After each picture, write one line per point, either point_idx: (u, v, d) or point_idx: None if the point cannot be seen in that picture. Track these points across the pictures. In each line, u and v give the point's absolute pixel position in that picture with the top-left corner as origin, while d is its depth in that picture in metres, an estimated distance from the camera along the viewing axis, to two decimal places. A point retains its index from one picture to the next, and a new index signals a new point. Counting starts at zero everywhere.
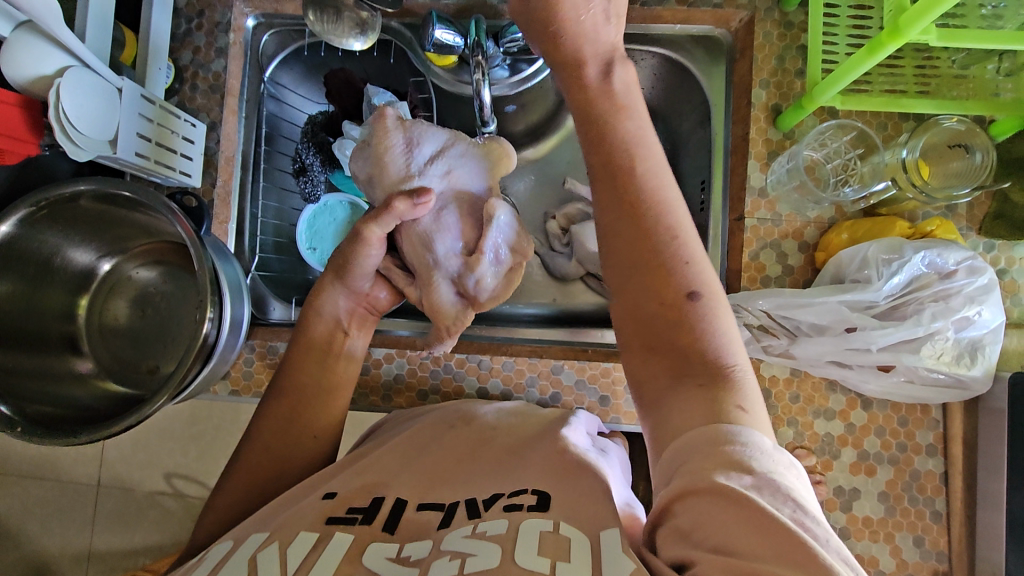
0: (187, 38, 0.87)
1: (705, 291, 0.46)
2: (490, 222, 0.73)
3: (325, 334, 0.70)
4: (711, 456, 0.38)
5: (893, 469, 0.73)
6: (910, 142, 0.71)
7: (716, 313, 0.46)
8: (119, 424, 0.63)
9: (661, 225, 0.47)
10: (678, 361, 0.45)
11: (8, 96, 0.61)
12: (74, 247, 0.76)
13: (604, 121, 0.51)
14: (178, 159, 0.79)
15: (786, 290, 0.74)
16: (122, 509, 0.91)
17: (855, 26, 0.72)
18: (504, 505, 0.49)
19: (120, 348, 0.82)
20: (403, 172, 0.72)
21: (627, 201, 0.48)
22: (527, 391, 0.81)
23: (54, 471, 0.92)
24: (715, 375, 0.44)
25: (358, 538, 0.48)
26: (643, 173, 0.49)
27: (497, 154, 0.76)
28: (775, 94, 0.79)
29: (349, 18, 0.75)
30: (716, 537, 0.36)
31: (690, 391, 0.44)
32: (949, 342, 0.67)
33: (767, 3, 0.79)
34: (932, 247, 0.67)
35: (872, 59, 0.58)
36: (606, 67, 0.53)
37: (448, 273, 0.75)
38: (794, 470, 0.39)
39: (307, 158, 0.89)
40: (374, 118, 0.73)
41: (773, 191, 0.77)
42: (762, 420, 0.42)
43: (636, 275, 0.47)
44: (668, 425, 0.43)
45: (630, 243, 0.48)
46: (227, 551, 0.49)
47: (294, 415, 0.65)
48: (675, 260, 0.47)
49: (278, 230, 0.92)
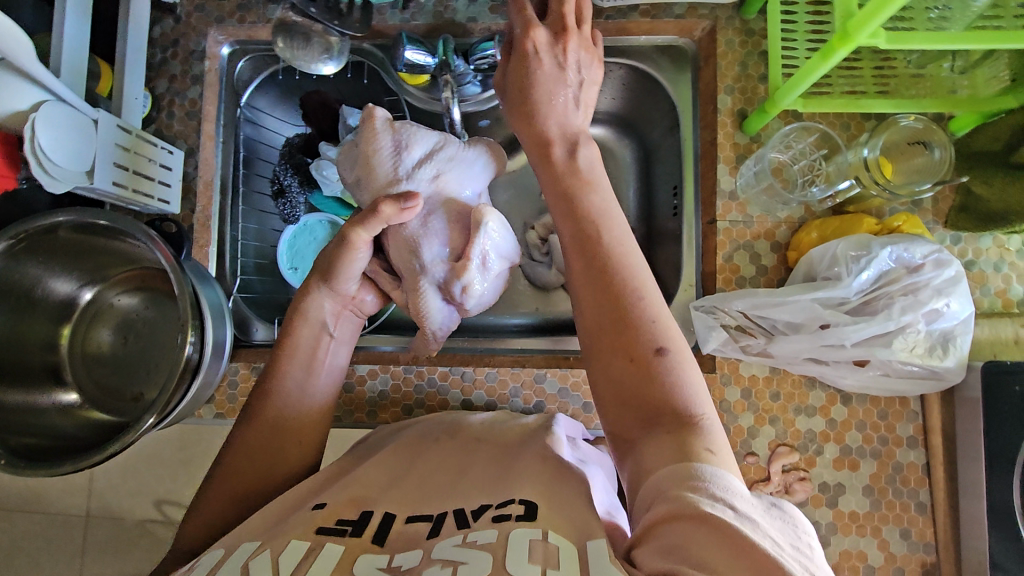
0: (162, 67, 0.88)
1: (675, 346, 0.47)
2: (479, 227, 0.74)
3: (310, 339, 0.70)
4: (688, 489, 0.38)
5: (876, 462, 0.74)
6: (870, 142, 0.73)
7: (684, 368, 0.46)
8: (101, 453, 0.63)
9: (628, 282, 0.49)
10: (650, 412, 0.45)
11: None
12: (55, 277, 0.76)
13: (572, 188, 0.54)
14: (156, 186, 0.80)
15: (760, 290, 0.75)
16: (113, 540, 0.90)
17: (814, 30, 0.75)
18: (493, 514, 0.49)
19: (104, 376, 0.82)
20: (391, 175, 0.74)
21: (594, 260, 0.50)
22: (511, 401, 0.81)
23: (42, 504, 0.92)
24: (685, 423, 0.44)
25: (349, 549, 0.48)
26: (610, 239, 0.51)
27: (491, 155, 0.79)
28: (740, 99, 0.81)
29: (319, 43, 0.77)
30: (702, 558, 0.34)
31: (663, 439, 0.43)
32: (921, 335, 0.68)
33: (728, 12, 0.81)
34: (898, 242, 0.69)
35: (825, 64, 0.60)
36: (573, 146, 0.57)
37: (434, 279, 0.75)
38: (771, 510, 0.39)
39: (285, 180, 0.92)
40: (363, 118, 0.76)
41: (743, 194, 0.79)
42: (734, 466, 0.42)
43: (606, 328, 0.48)
44: (641, 474, 0.42)
45: (599, 299, 0.49)
46: (217, 559, 0.49)
47: (277, 425, 0.65)
48: (643, 314, 0.48)
49: (259, 251, 0.92)
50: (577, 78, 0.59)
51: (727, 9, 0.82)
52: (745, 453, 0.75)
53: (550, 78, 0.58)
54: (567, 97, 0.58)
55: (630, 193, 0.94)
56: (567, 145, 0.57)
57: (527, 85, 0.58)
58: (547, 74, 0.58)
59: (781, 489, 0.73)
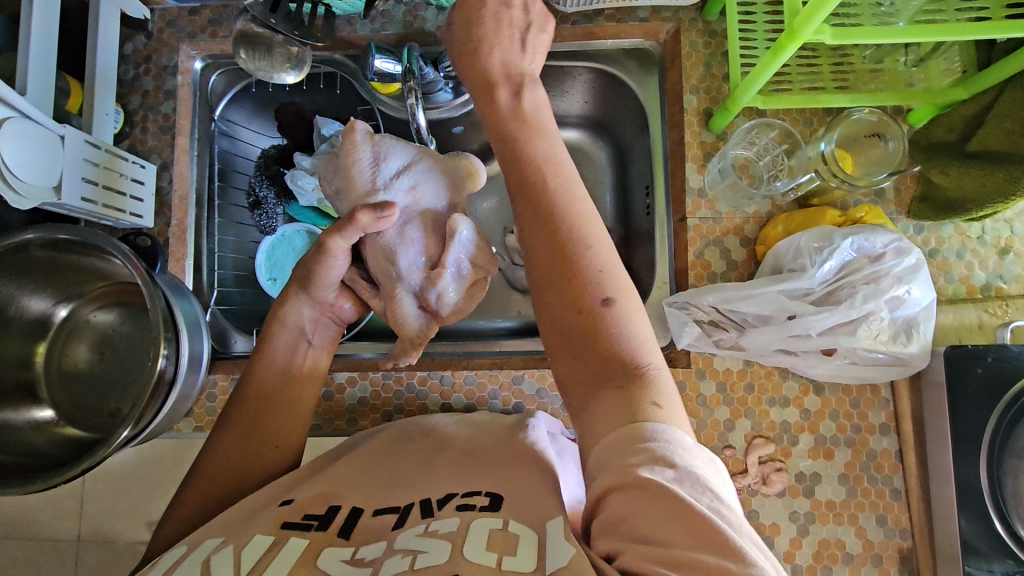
0: (135, 82, 0.89)
1: (621, 297, 0.47)
2: (453, 237, 0.75)
3: (288, 346, 0.72)
4: (631, 451, 0.39)
5: (850, 450, 0.75)
6: (827, 135, 0.75)
7: (630, 316, 0.47)
8: (78, 467, 0.63)
9: (574, 235, 0.49)
10: (599, 367, 0.46)
11: None
12: (28, 295, 0.76)
13: (519, 143, 0.54)
14: (128, 200, 0.80)
15: (728, 284, 0.76)
16: (103, 564, 0.89)
17: (772, 30, 0.76)
18: (458, 503, 0.50)
19: (81, 393, 0.82)
20: (369, 185, 0.74)
21: (541, 214, 0.50)
22: (491, 403, 0.82)
23: (32, 529, 0.91)
24: (632, 377, 0.44)
25: (313, 543, 0.48)
26: (555, 187, 0.51)
27: (467, 168, 0.78)
28: (705, 99, 0.82)
29: (281, 54, 0.78)
30: (639, 529, 0.36)
31: (611, 394, 0.44)
32: (885, 322, 0.69)
33: (690, 14, 0.83)
34: (859, 233, 0.71)
35: (777, 60, 0.61)
36: (517, 89, 0.57)
37: (410, 287, 0.76)
38: (712, 464, 0.40)
39: (262, 192, 0.92)
40: (345, 130, 0.76)
41: (711, 190, 0.80)
42: (678, 416, 0.43)
43: (553, 286, 0.48)
44: (591, 428, 0.44)
45: (546, 255, 0.49)
46: (177, 558, 0.49)
47: (254, 428, 0.66)
48: (589, 268, 0.48)
49: (237, 263, 0.93)
50: (525, 15, 0.58)
51: (690, 11, 0.83)
52: (722, 446, 0.76)
53: (492, 14, 0.58)
54: (512, 35, 0.58)
55: (607, 195, 0.95)
56: (512, 89, 0.57)
57: (472, 54, 0.60)
58: (490, 12, 0.58)
59: (759, 480, 0.74)
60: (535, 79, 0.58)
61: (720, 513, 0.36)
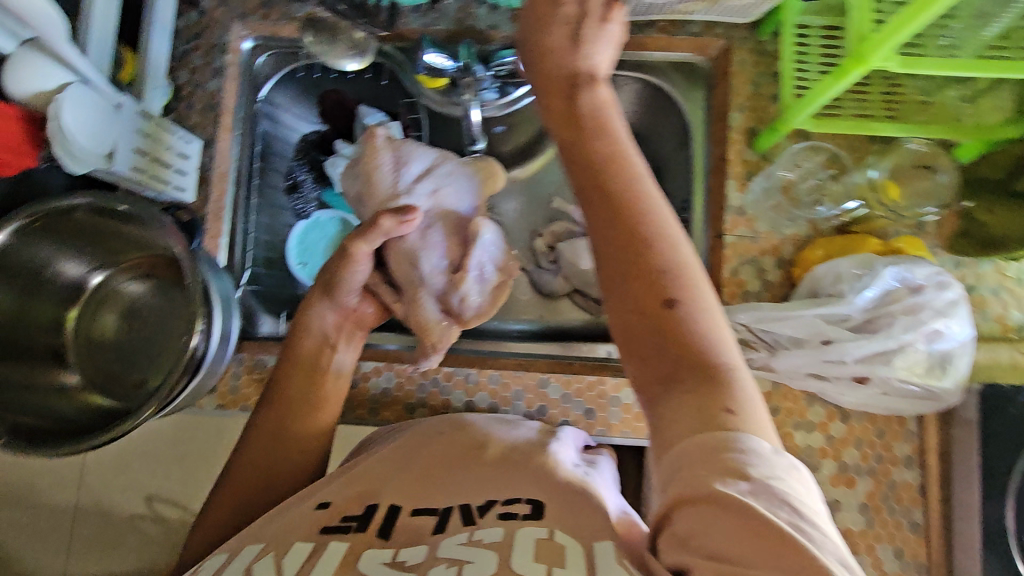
0: (184, 58, 0.89)
1: (690, 295, 0.47)
2: (476, 240, 0.76)
3: (312, 351, 0.72)
4: (706, 461, 0.39)
5: (872, 480, 0.75)
6: (878, 163, 0.77)
7: (700, 315, 0.46)
8: (102, 436, 0.63)
9: (641, 232, 0.49)
10: (669, 368, 0.45)
11: (9, 109, 0.61)
12: (65, 259, 0.76)
13: (581, 143, 0.54)
14: (173, 173, 0.78)
15: (765, 304, 0.76)
16: (100, 533, 0.93)
17: (825, 56, 0.77)
18: (500, 512, 0.51)
19: (106, 362, 0.82)
20: (391, 189, 0.76)
21: (606, 214, 0.50)
22: (514, 404, 0.81)
23: (30, 496, 0.95)
24: (704, 379, 0.44)
25: (353, 546, 0.51)
26: (618, 187, 0.51)
27: (487, 173, 0.80)
28: (751, 117, 0.82)
29: (345, 41, 0.84)
30: (710, 546, 0.37)
31: (681, 398, 0.43)
32: (921, 354, 0.69)
33: (743, 33, 0.83)
34: (902, 263, 0.70)
35: (839, 84, 0.62)
36: (571, 92, 0.56)
37: (433, 291, 0.76)
38: (795, 472, 0.40)
39: (300, 175, 0.96)
40: (365, 137, 0.78)
41: (750, 209, 0.80)
42: (757, 420, 0.42)
43: (621, 287, 0.48)
44: (663, 431, 0.44)
45: (612, 254, 0.49)
46: (221, 562, 0.52)
47: (282, 426, 0.67)
48: (657, 266, 0.47)
49: (270, 245, 0.93)
50: (580, 8, 0.56)
51: (742, 29, 0.84)
52: None
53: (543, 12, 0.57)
54: (564, 31, 0.56)
55: None
56: (567, 89, 0.56)
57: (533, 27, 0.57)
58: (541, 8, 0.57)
59: None
60: (596, 76, 0.56)
61: (798, 527, 0.37)
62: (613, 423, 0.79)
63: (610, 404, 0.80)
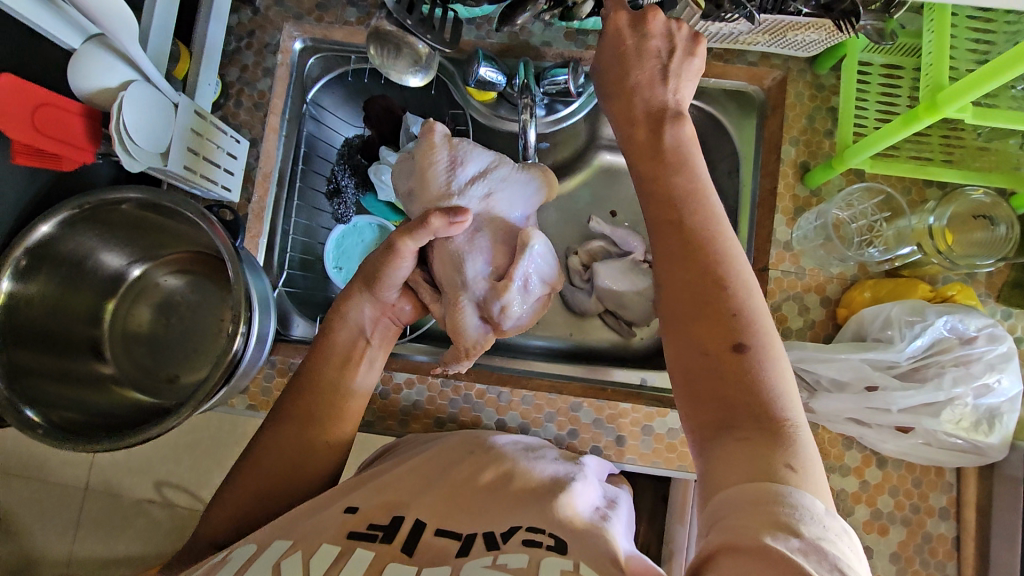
0: (235, 55, 0.89)
1: (759, 343, 0.45)
2: (524, 250, 0.75)
3: (347, 342, 0.71)
4: (757, 512, 0.38)
5: (905, 530, 0.73)
6: (937, 210, 0.73)
7: (767, 366, 0.45)
8: (138, 436, 0.63)
9: (715, 272, 0.48)
10: (726, 413, 0.44)
11: (73, 105, 0.63)
12: (107, 251, 0.76)
13: (658, 176, 0.53)
14: (220, 173, 0.79)
15: (808, 345, 0.75)
16: (107, 515, 0.97)
17: (884, 94, 0.76)
18: (522, 538, 0.51)
19: (140, 356, 0.82)
20: (444, 189, 0.74)
21: (679, 251, 0.49)
22: (545, 426, 0.80)
23: (43, 471, 0.99)
24: (765, 431, 0.42)
25: (379, 555, 0.50)
26: (693, 227, 0.50)
27: (544, 182, 0.79)
28: (804, 152, 0.81)
29: (408, 55, 0.78)
30: None
31: (737, 445, 0.42)
32: (969, 408, 0.68)
33: (801, 65, 0.82)
34: (954, 312, 0.69)
35: (905, 131, 0.62)
36: (656, 126, 0.55)
37: (474, 297, 0.75)
38: (845, 536, 0.38)
39: (342, 180, 0.92)
40: (424, 131, 0.75)
41: (798, 245, 0.79)
42: (814, 480, 0.40)
43: (688, 325, 0.47)
44: (714, 476, 0.42)
45: (682, 291, 0.48)
46: (251, 553, 0.51)
47: (307, 420, 0.66)
48: (728, 309, 0.46)
49: (306, 247, 0.93)
50: (669, 42, 0.56)
51: (800, 62, 0.82)
52: None
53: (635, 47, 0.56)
54: (655, 65, 0.56)
55: None
56: (649, 125, 0.55)
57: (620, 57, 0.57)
58: (631, 47, 0.56)
59: None
60: (680, 112, 0.56)
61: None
62: (642, 452, 0.78)
63: (642, 433, 0.79)
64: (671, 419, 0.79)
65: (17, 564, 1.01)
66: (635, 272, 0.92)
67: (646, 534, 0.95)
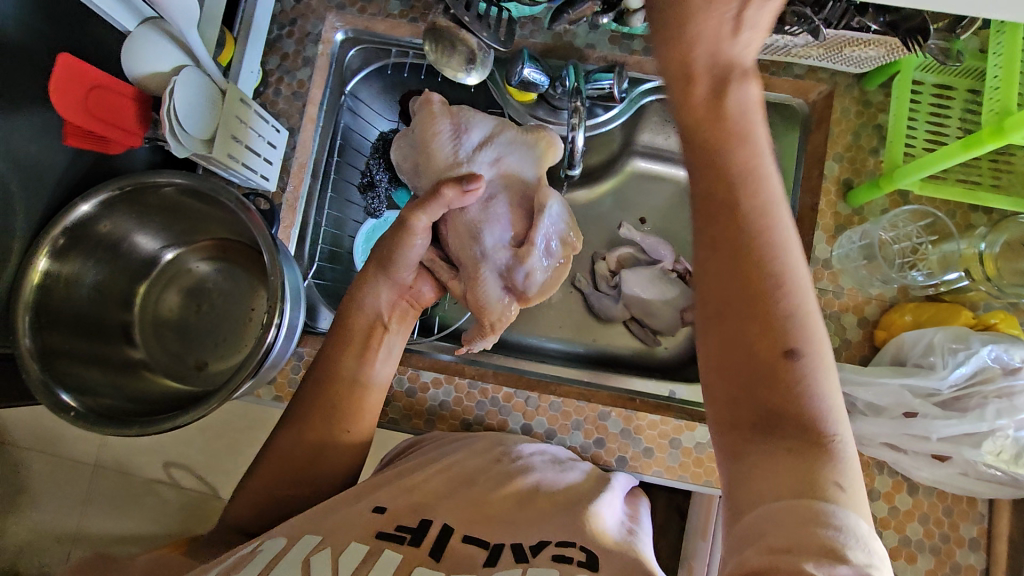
0: (276, 43, 0.88)
1: (809, 346, 0.42)
2: (541, 211, 0.71)
3: (365, 327, 0.69)
4: (800, 533, 0.36)
5: (934, 558, 0.72)
6: (989, 237, 0.72)
7: (817, 372, 0.42)
8: (168, 423, 0.62)
9: (767, 269, 0.43)
10: (767, 418, 0.41)
11: (128, 89, 0.65)
12: (142, 233, 0.76)
13: (715, 151, 0.46)
14: (260, 162, 0.78)
15: (847, 366, 0.74)
16: (116, 493, 0.97)
17: (934, 114, 0.75)
18: (552, 553, 0.49)
19: (168, 341, 0.81)
20: (451, 159, 0.70)
21: (730, 241, 0.44)
22: (572, 434, 0.79)
23: (54, 446, 0.98)
24: (809, 443, 0.40)
25: (406, 559, 0.49)
26: (748, 211, 0.44)
27: (546, 141, 0.72)
28: (847, 168, 0.80)
29: (462, 52, 0.76)
30: None
31: (778, 458, 0.40)
32: (1009, 441, 0.66)
33: (848, 80, 0.81)
34: (1000, 341, 0.68)
35: (966, 155, 0.61)
36: (719, 85, 0.46)
37: (496, 266, 0.71)
38: (884, 556, 0.37)
39: (376, 174, 0.89)
40: (419, 104, 0.71)
41: (838, 264, 0.78)
42: (856, 497, 0.38)
43: (736, 320, 0.44)
44: (750, 486, 0.40)
45: (725, 283, 0.44)
46: (280, 547, 0.50)
47: (333, 406, 0.65)
48: (778, 306, 0.43)
49: (336, 239, 0.91)
50: None
51: (847, 77, 0.81)
52: None
53: None
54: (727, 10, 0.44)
55: None
56: (711, 82, 0.47)
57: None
58: None
59: None
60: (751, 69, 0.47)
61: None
62: (668, 466, 0.78)
63: (670, 446, 0.78)
64: (699, 434, 0.78)
65: (25, 536, 1.01)
66: (665, 281, 0.93)
67: (658, 545, 0.94)
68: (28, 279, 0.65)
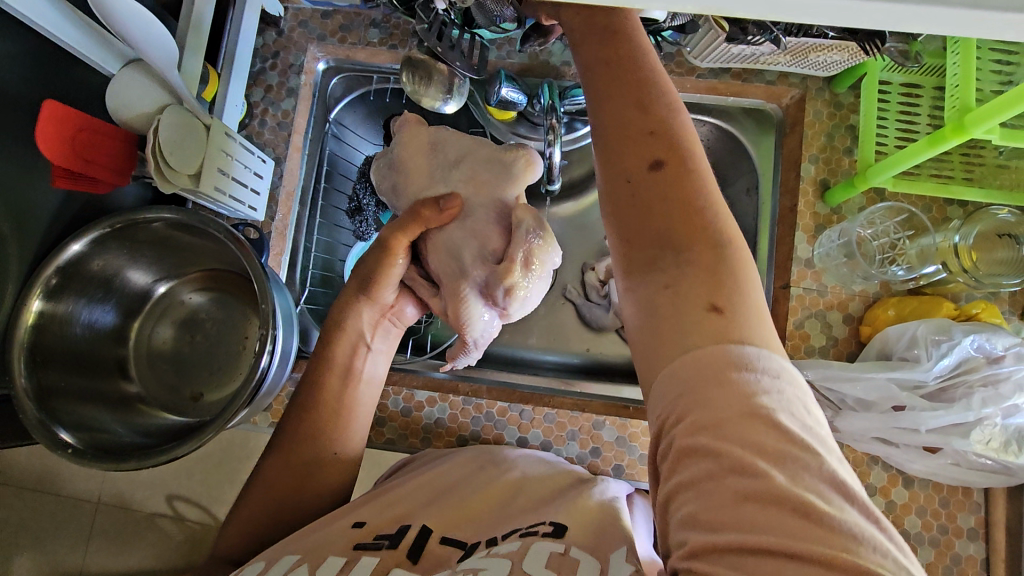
0: (260, 75, 0.90)
1: (683, 166, 0.43)
2: (520, 227, 0.67)
3: (346, 354, 0.68)
4: (703, 382, 0.37)
5: (933, 550, 0.72)
6: (963, 229, 0.73)
7: (692, 188, 0.43)
8: (164, 454, 0.63)
9: (637, 104, 0.44)
10: (658, 248, 0.42)
11: (113, 131, 0.67)
12: (134, 269, 0.77)
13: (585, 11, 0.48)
14: (248, 193, 0.79)
15: (834, 362, 0.75)
16: (118, 528, 0.96)
17: (904, 112, 0.77)
18: (522, 532, 0.51)
19: (164, 374, 0.82)
20: (424, 181, 0.72)
21: (607, 84, 0.46)
22: (567, 444, 0.80)
23: (55, 486, 0.97)
24: (695, 261, 0.41)
25: (383, 561, 0.50)
26: (619, 58, 0.46)
27: (524, 160, 0.71)
28: (823, 169, 0.82)
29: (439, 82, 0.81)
30: (700, 506, 0.35)
31: (669, 284, 0.41)
32: (997, 429, 0.67)
33: (819, 84, 0.82)
34: (981, 331, 0.69)
35: (932, 151, 0.63)
36: None
37: (476, 285, 0.68)
38: (782, 380, 0.38)
39: (363, 198, 0.88)
40: (400, 123, 0.75)
41: (819, 263, 0.79)
42: (749, 317, 0.39)
43: (615, 156, 0.44)
44: (651, 318, 0.41)
45: (609, 124, 0.45)
46: (260, 568, 0.51)
47: (315, 435, 0.64)
48: (651, 133, 0.44)
49: (327, 264, 0.93)
50: None
51: (817, 81, 0.83)
52: None
53: None
54: None
55: None
56: None
57: None
58: None
59: None
60: None
61: (783, 464, 0.35)
62: None
63: None
64: None
65: None
66: None
67: None
68: (22, 320, 0.66)
